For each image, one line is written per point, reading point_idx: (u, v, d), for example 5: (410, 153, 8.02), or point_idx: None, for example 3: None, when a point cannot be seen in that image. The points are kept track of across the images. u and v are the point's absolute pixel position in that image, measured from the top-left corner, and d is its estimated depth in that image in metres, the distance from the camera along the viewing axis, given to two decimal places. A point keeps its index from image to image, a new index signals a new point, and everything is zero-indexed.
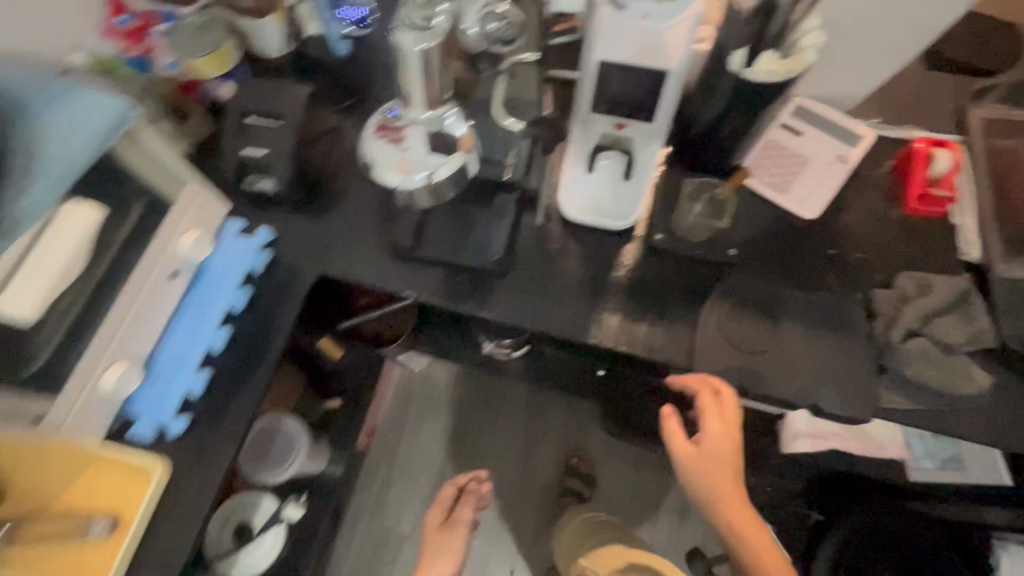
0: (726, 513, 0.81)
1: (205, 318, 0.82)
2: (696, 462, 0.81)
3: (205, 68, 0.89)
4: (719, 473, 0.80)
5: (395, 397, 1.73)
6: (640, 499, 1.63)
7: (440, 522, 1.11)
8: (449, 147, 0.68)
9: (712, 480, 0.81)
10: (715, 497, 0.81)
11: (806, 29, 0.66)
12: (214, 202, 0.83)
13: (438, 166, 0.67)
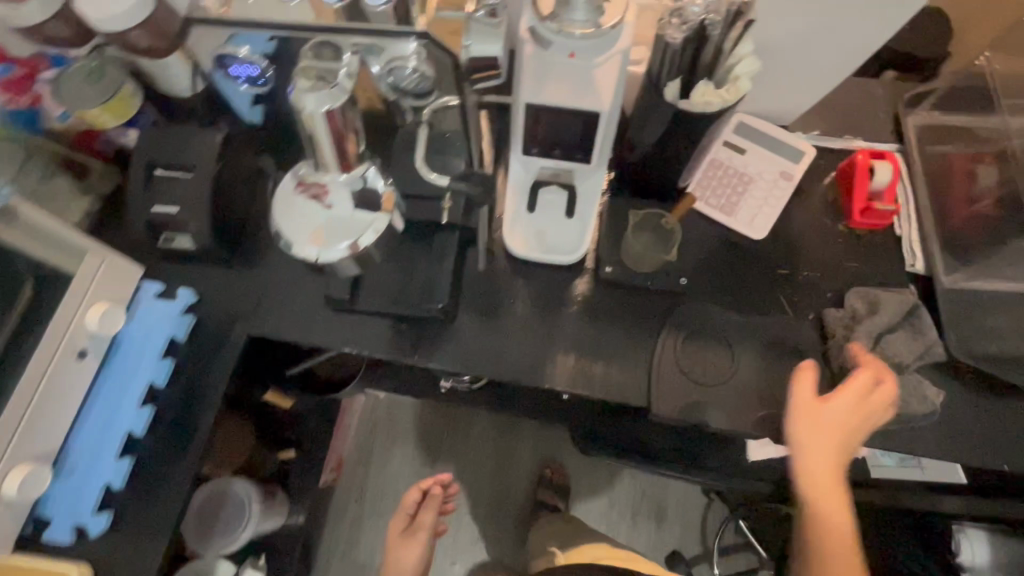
0: (819, 504, 0.70)
1: (122, 399, 0.74)
2: (808, 438, 0.69)
3: (102, 117, 0.81)
4: (832, 456, 0.69)
5: (360, 427, 1.63)
6: (617, 507, 1.60)
7: (403, 530, 0.99)
8: (370, 209, 0.60)
9: (824, 462, 0.69)
10: (813, 480, 0.70)
11: (738, 57, 0.63)
12: (122, 268, 0.76)
13: (358, 232, 0.59)
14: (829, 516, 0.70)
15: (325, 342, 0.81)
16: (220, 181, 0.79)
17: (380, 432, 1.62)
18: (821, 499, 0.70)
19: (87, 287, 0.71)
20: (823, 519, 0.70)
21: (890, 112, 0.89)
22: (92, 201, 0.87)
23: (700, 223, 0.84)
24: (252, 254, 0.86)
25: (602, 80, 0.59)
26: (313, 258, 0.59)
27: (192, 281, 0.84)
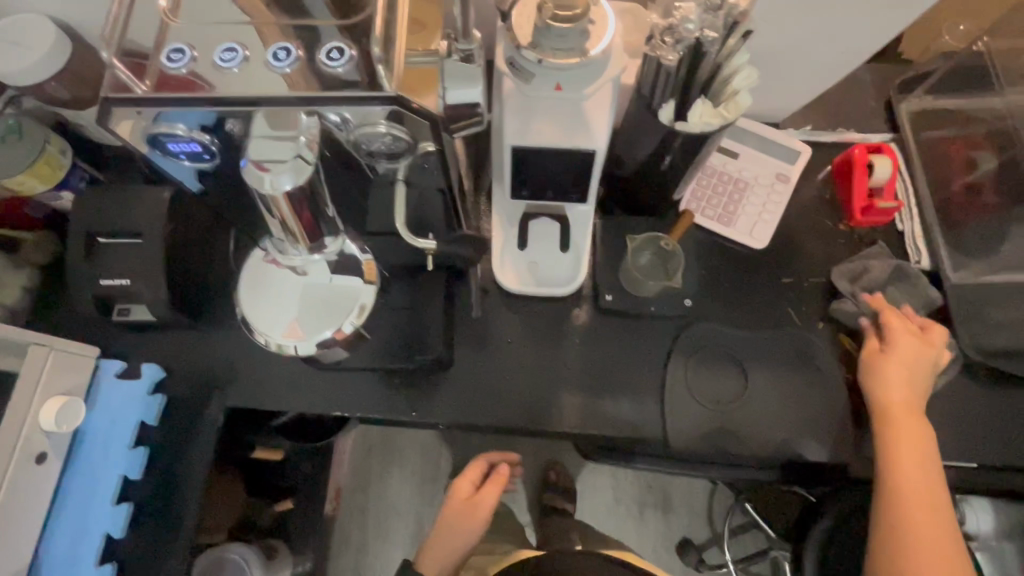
0: (887, 427, 0.66)
1: (96, 497, 0.68)
2: (873, 356, 0.69)
3: (28, 183, 0.71)
4: (903, 375, 0.67)
5: (355, 451, 1.45)
6: (623, 505, 1.51)
7: (466, 496, 0.92)
8: (350, 291, 0.57)
9: (894, 378, 0.67)
10: (883, 398, 0.67)
11: (737, 67, 0.57)
12: (72, 356, 0.68)
13: (341, 321, 0.56)
14: (899, 443, 0.65)
15: (311, 405, 0.74)
16: (174, 245, 0.71)
17: (376, 450, 1.44)
18: (891, 421, 0.66)
19: (36, 385, 0.63)
20: (892, 445, 0.65)
21: (881, 99, 0.85)
22: (30, 274, 0.77)
23: (699, 236, 0.79)
24: (223, 314, 0.78)
25: (594, 111, 0.53)
26: (294, 351, 0.56)
27: (157, 354, 0.77)
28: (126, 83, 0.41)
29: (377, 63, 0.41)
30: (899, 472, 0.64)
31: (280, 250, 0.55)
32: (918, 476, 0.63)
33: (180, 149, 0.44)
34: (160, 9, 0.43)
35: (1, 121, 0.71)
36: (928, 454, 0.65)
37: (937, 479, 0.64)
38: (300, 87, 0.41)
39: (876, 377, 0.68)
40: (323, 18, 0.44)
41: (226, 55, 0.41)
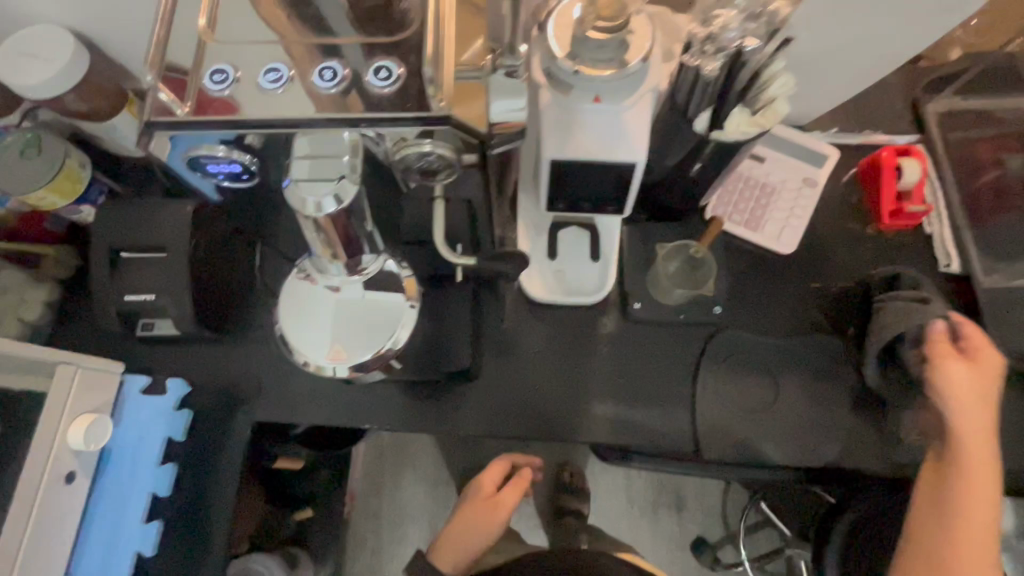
0: (958, 464, 0.60)
1: (125, 514, 0.67)
2: (953, 387, 0.62)
3: (48, 198, 0.70)
4: (978, 411, 0.61)
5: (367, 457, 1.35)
6: (636, 504, 1.44)
7: (483, 497, 0.91)
8: (390, 312, 0.57)
9: (972, 412, 0.61)
10: (961, 433, 0.61)
11: (773, 72, 0.54)
12: (99, 373, 0.67)
13: (380, 343, 0.56)
14: (973, 484, 0.59)
15: (336, 418, 0.74)
16: (197, 258, 0.69)
17: (389, 450, 1.35)
18: (966, 461, 0.60)
19: (64, 404, 0.63)
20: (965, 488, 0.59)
21: (907, 100, 0.84)
22: (50, 289, 0.76)
23: (725, 242, 0.78)
24: (244, 326, 0.77)
25: (634, 123, 0.51)
26: (333, 372, 0.56)
27: (181, 368, 0.76)
28: (168, 104, 0.39)
29: (427, 84, 0.40)
30: (969, 516, 0.59)
31: (319, 270, 0.56)
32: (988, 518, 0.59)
33: (219, 167, 0.45)
34: (199, 26, 0.42)
35: (18, 135, 0.70)
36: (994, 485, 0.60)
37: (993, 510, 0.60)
38: (327, 108, 0.39)
39: (954, 410, 0.61)
40: (363, 34, 0.43)
41: (271, 76, 0.40)
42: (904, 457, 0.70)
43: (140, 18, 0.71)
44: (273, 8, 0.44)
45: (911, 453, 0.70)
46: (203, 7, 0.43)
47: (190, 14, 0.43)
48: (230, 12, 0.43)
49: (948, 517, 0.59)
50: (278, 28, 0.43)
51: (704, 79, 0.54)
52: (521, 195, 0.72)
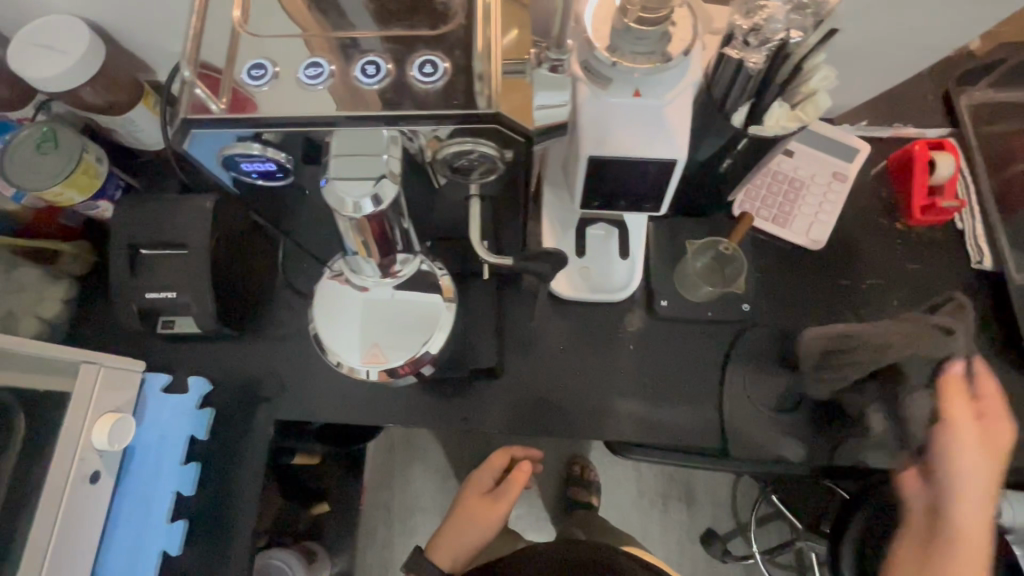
0: (951, 545, 0.61)
1: (149, 513, 0.67)
2: (963, 466, 0.62)
3: (65, 194, 0.68)
4: (982, 494, 0.61)
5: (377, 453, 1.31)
6: (647, 495, 1.35)
7: (484, 492, 0.90)
8: (427, 314, 0.56)
9: (974, 494, 0.61)
10: (962, 517, 0.61)
11: (813, 66, 0.54)
12: (121, 372, 0.66)
13: (415, 347, 0.55)
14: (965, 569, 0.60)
15: (357, 416, 0.72)
16: (218, 256, 0.68)
17: (398, 447, 1.30)
18: (959, 542, 0.61)
19: (89, 403, 0.62)
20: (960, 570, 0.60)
21: (938, 92, 0.82)
22: (68, 286, 0.75)
23: (753, 238, 0.77)
24: (264, 323, 0.76)
25: (675, 119, 0.50)
26: (368, 374, 0.55)
27: (201, 366, 0.75)
28: (204, 101, 0.38)
29: (475, 79, 0.39)
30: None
31: (353, 270, 0.54)
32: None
33: (254, 168, 0.42)
34: (233, 18, 0.40)
35: (33, 129, 0.68)
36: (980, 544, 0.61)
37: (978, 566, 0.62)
38: (353, 106, 0.38)
39: (957, 489, 0.62)
40: (403, 26, 0.41)
41: (311, 72, 0.39)
42: None
43: (156, 8, 0.69)
44: None
45: None
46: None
47: (224, 6, 0.41)
48: (263, 2, 0.41)
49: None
50: (315, 20, 0.41)
51: (747, 71, 0.52)
52: (546, 189, 0.71)
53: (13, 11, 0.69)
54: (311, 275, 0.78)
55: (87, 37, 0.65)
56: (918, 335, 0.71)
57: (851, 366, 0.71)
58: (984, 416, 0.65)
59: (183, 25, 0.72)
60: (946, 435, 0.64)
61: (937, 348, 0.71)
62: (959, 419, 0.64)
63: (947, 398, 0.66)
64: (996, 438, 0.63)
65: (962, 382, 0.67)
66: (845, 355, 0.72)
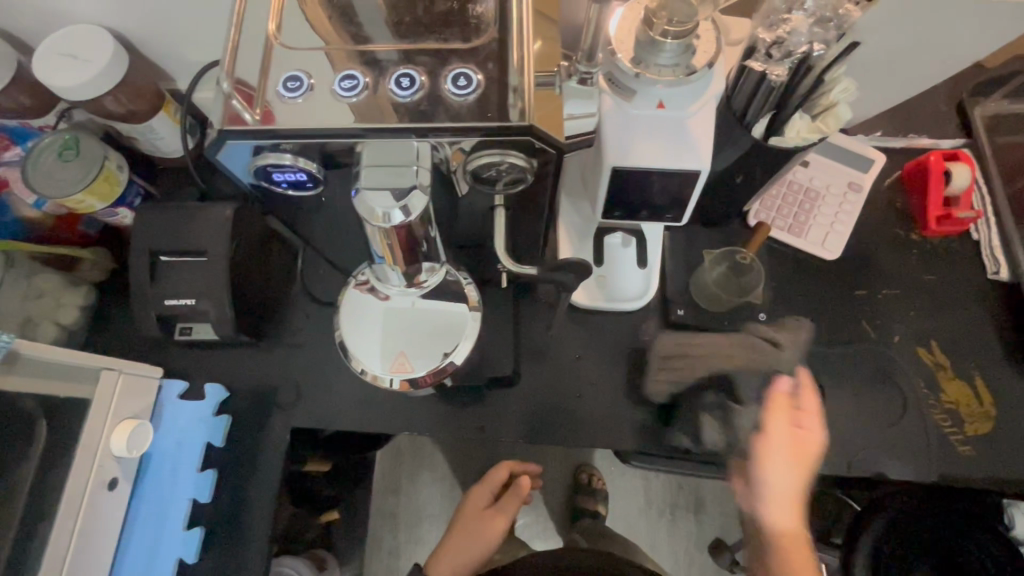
0: (787, 549, 0.53)
1: (166, 520, 0.67)
2: (769, 476, 0.54)
3: (88, 200, 0.69)
4: (791, 498, 0.54)
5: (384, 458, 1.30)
6: (655, 506, 1.32)
7: (483, 507, 0.93)
8: (453, 322, 0.56)
9: (782, 501, 0.54)
10: (779, 521, 0.54)
11: (834, 79, 0.54)
12: (140, 378, 0.66)
13: (439, 356, 0.55)
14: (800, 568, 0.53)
15: (371, 424, 0.72)
16: (237, 263, 0.68)
17: (407, 454, 1.30)
18: (786, 547, 0.53)
19: (108, 409, 0.62)
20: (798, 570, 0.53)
21: (952, 103, 0.83)
22: (86, 292, 0.75)
23: (769, 247, 0.77)
24: (281, 330, 0.76)
25: (699, 130, 0.50)
26: (392, 383, 0.55)
27: (217, 372, 0.75)
28: (239, 111, 0.39)
29: (509, 92, 0.39)
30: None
31: (380, 278, 0.55)
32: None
33: (285, 177, 0.42)
34: (268, 30, 0.41)
35: (56, 137, 0.69)
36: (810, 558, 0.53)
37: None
38: (389, 118, 0.39)
39: (774, 496, 0.54)
40: (434, 39, 0.42)
41: (346, 84, 0.39)
42: (953, 467, 0.69)
43: (181, 18, 0.70)
44: (342, 12, 0.43)
45: (962, 465, 0.69)
46: (272, 12, 0.42)
47: (259, 19, 0.42)
48: (297, 16, 0.42)
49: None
50: (350, 35, 0.42)
51: (769, 84, 0.52)
52: (563, 197, 0.70)
53: (40, 21, 0.70)
54: (328, 283, 0.78)
55: (110, 42, 0.66)
56: (741, 347, 0.68)
57: (691, 366, 0.68)
58: (803, 423, 0.56)
59: (207, 36, 0.73)
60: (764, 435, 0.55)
61: (769, 363, 0.67)
62: (783, 407, 0.56)
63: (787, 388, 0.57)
64: (808, 447, 0.55)
65: (788, 399, 0.57)
66: (699, 338, 0.70)
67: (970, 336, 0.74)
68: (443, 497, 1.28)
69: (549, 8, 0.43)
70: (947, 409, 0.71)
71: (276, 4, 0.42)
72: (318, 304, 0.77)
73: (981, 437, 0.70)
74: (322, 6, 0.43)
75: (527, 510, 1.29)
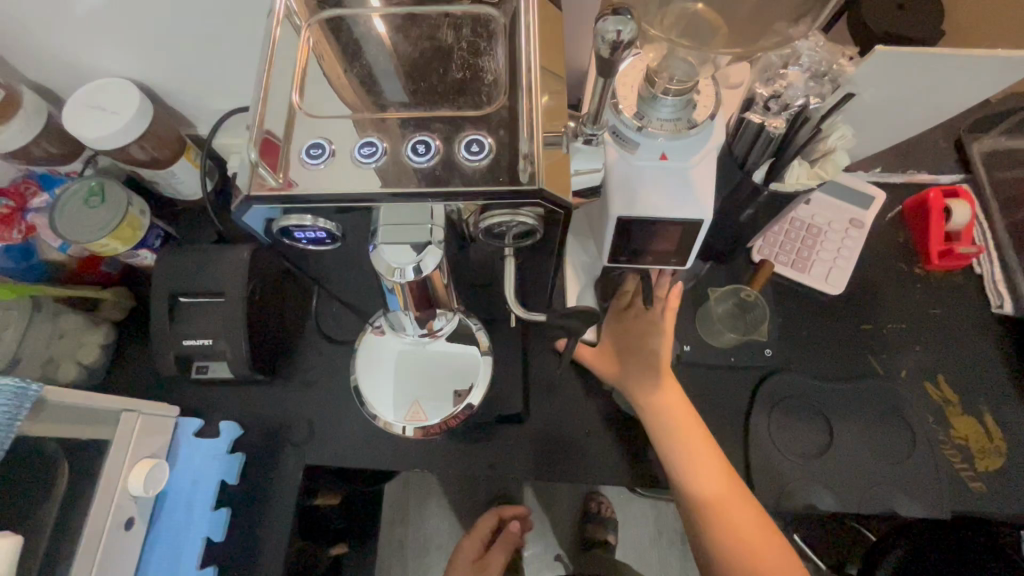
0: (715, 500, 0.62)
1: (181, 558, 0.68)
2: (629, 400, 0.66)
3: (112, 245, 0.71)
4: (704, 458, 0.63)
5: (391, 487, 1.30)
6: (666, 534, 1.29)
7: (472, 558, 1.01)
8: (464, 366, 0.58)
9: (692, 459, 0.63)
10: (701, 478, 0.62)
11: (829, 127, 0.55)
12: (158, 417, 0.68)
13: (451, 401, 0.57)
14: (735, 507, 0.62)
15: (381, 460, 0.73)
16: (254, 304, 0.70)
17: (413, 484, 1.29)
18: (720, 505, 0.62)
19: (128, 448, 0.64)
20: (734, 514, 0.62)
21: (950, 139, 0.85)
22: (106, 331, 0.77)
23: (774, 283, 0.79)
24: (295, 367, 0.78)
25: (701, 181, 0.52)
26: (405, 430, 0.56)
27: (232, 409, 0.76)
28: (265, 178, 0.41)
29: (519, 158, 0.41)
30: (752, 543, 0.61)
31: (393, 326, 0.56)
32: (737, 495, 0.63)
33: (304, 235, 0.45)
34: (292, 100, 0.44)
35: (83, 184, 0.72)
36: (707, 457, 0.63)
37: (721, 476, 0.63)
38: (406, 183, 0.41)
39: (685, 459, 0.63)
40: (448, 106, 0.44)
41: (365, 151, 0.42)
42: (964, 504, 0.69)
43: (205, 71, 0.74)
44: (362, 80, 0.46)
45: (973, 503, 0.69)
46: (296, 81, 0.45)
47: (283, 87, 0.44)
48: (320, 85, 0.45)
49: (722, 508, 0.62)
50: (370, 102, 0.45)
51: (768, 135, 0.54)
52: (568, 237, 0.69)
53: (71, 75, 0.74)
54: (340, 321, 0.80)
55: (132, 89, 0.70)
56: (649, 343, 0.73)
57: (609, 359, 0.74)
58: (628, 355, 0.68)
59: (228, 87, 0.76)
60: (651, 411, 0.65)
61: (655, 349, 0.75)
62: (666, 376, 0.66)
63: (660, 368, 0.66)
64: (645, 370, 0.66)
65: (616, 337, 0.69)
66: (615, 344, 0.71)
67: (976, 369, 0.75)
68: (451, 526, 1.27)
69: (556, 69, 0.45)
70: (956, 444, 0.71)
71: (299, 74, 0.45)
72: (330, 339, 0.79)
73: (991, 472, 0.70)
74: (343, 75, 0.46)
75: (537, 539, 1.28)
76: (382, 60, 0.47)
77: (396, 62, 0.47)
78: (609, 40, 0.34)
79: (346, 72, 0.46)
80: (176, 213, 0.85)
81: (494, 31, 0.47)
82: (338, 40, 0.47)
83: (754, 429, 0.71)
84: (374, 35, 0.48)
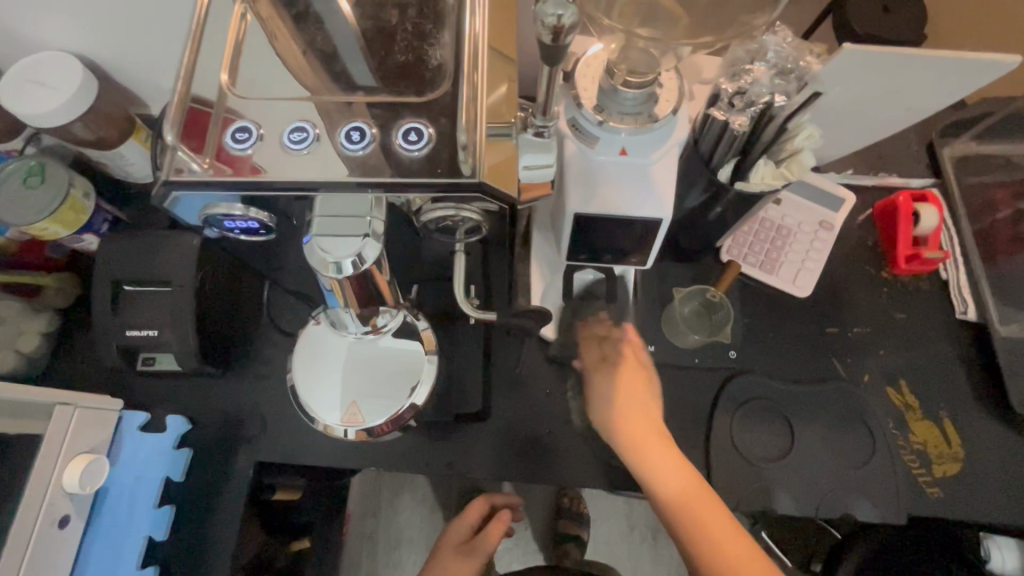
0: (690, 516, 0.57)
1: (119, 560, 0.65)
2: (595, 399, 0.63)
3: (53, 227, 0.68)
4: (664, 452, 0.60)
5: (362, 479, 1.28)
6: (639, 529, 1.28)
7: (457, 544, 0.90)
8: (409, 364, 0.56)
9: (660, 462, 0.59)
10: (669, 490, 0.58)
11: (796, 128, 0.54)
12: (97, 410, 0.65)
13: (400, 399, 0.55)
14: (712, 522, 0.57)
15: (336, 456, 0.71)
16: (203, 294, 0.66)
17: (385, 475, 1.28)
18: (688, 498, 0.58)
19: (62, 444, 0.60)
20: (714, 531, 0.57)
21: (922, 143, 0.84)
22: (49, 319, 0.73)
23: (741, 284, 0.78)
24: (251, 359, 0.75)
25: (660, 178, 0.50)
26: (345, 434, 0.54)
27: (182, 402, 0.74)
28: (186, 163, 0.38)
29: (459, 149, 0.39)
30: (730, 552, 0.56)
31: (334, 322, 0.54)
32: (704, 491, 0.59)
33: (236, 225, 0.42)
34: (221, 79, 0.41)
35: (21, 163, 0.68)
36: (670, 450, 0.60)
37: (684, 468, 0.59)
38: (340, 172, 0.39)
39: (653, 466, 0.59)
40: (391, 92, 0.42)
41: (296, 136, 0.39)
42: (920, 508, 0.69)
43: (153, 47, 0.70)
44: (299, 61, 0.43)
45: (929, 508, 0.69)
46: (227, 60, 0.42)
47: (213, 67, 0.42)
48: (255, 65, 0.43)
49: (688, 500, 0.58)
50: (308, 86, 0.42)
51: (732, 132, 0.52)
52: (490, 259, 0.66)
53: (8, 46, 0.70)
54: (298, 312, 0.77)
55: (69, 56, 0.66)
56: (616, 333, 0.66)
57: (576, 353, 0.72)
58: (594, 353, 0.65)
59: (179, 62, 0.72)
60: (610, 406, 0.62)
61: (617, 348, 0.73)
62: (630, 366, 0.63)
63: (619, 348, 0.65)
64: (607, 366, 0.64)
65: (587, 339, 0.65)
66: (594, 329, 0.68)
67: (939, 373, 0.75)
68: (423, 520, 1.26)
69: (506, 55, 0.42)
70: (915, 449, 0.71)
71: (232, 53, 0.42)
72: (285, 331, 0.76)
73: (948, 478, 0.70)
74: (283, 54, 0.43)
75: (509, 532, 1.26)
76: (325, 39, 0.44)
77: (340, 42, 0.44)
78: (550, 25, 0.32)
79: (283, 51, 0.44)
80: (128, 196, 0.81)
81: (444, 13, 0.45)
82: (278, 14, 0.45)
83: (715, 431, 0.70)
84: (317, 11, 0.45)
